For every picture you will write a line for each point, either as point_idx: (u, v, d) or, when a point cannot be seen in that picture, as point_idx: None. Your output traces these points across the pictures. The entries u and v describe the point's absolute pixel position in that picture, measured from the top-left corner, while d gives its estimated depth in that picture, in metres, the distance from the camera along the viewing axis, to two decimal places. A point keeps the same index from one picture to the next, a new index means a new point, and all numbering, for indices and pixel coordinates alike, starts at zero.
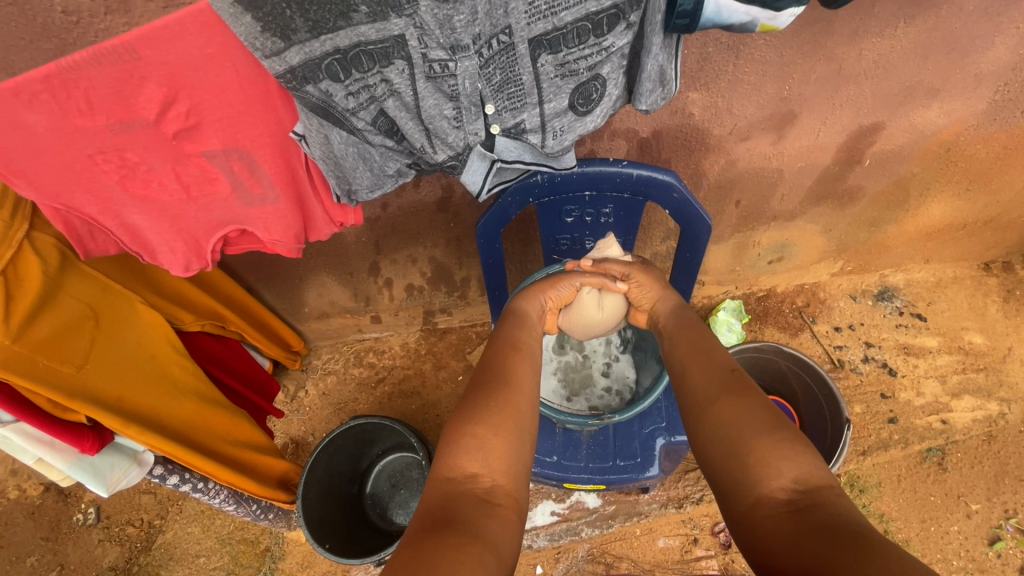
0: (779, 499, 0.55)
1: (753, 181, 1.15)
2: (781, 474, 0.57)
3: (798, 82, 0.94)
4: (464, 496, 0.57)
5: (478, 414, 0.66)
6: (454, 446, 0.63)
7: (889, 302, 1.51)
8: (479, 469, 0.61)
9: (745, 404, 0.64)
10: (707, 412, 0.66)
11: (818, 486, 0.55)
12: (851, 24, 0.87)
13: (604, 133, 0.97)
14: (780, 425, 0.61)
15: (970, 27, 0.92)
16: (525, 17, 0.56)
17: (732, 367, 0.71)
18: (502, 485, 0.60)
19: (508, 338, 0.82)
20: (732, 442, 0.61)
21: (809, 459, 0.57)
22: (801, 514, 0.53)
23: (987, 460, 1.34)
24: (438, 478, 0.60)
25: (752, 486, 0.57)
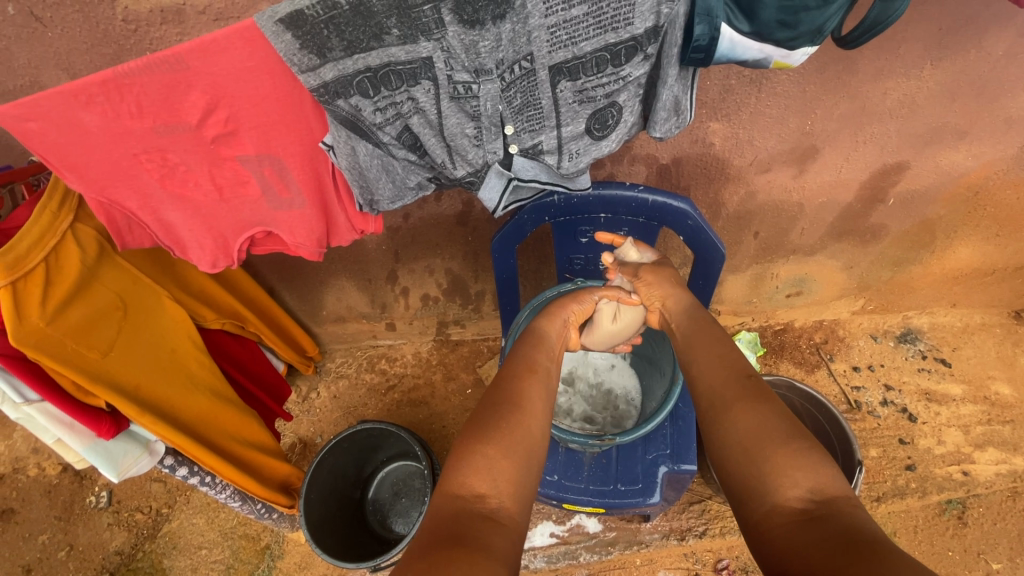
0: (794, 507, 0.54)
1: (773, 214, 1.26)
2: (796, 484, 0.55)
3: (819, 118, 1.03)
4: (470, 514, 0.58)
5: (489, 435, 0.67)
6: (462, 464, 0.64)
7: (912, 345, 1.62)
8: (487, 490, 0.61)
9: (765, 411, 0.63)
10: (724, 415, 0.65)
11: (834, 497, 0.54)
12: (875, 64, 0.95)
13: (624, 158, 1.10)
14: (798, 433, 0.60)
15: (1000, 72, 0.98)
16: (547, 45, 0.56)
17: (750, 371, 0.69)
18: (508, 507, 0.61)
19: (526, 358, 0.81)
20: (747, 448, 0.60)
21: (828, 469, 0.56)
22: (817, 523, 0.51)
23: (1009, 517, 1.40)
24: (448, 495, 0.61)
25: (767, 493, 0.56)
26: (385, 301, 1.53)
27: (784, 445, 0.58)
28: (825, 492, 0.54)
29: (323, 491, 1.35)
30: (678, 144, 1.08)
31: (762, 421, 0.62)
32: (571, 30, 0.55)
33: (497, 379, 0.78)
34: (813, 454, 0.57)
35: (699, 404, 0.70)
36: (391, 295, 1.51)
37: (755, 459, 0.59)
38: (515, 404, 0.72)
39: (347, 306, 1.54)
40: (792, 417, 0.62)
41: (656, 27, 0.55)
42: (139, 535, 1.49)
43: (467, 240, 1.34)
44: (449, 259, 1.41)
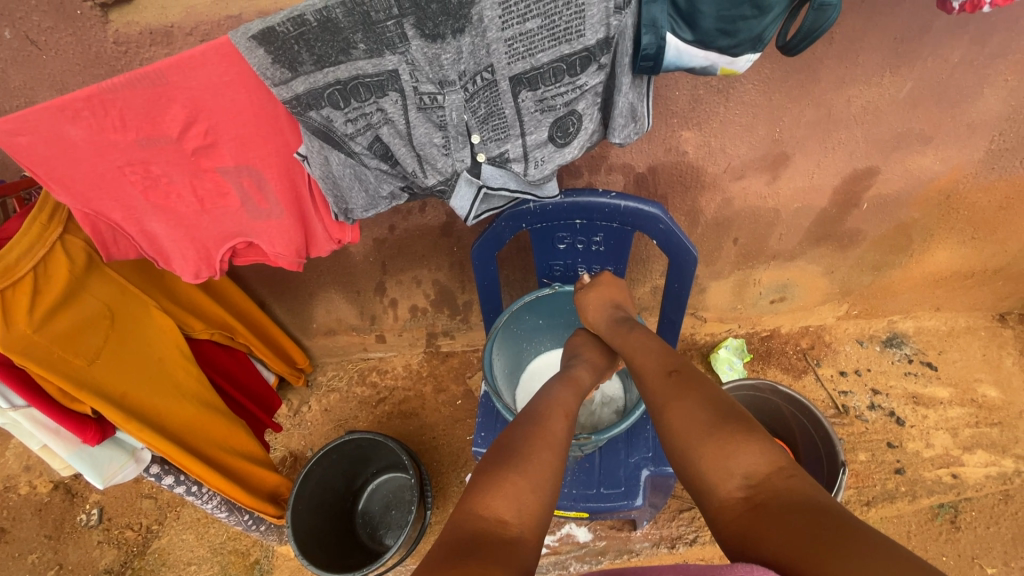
0: (736, 497, 0.58)
1: (750, 220, 1.29)
2: (732, 475, 0.59)
3: (787, 125, 1.07)
4: (482, 534, 0.59)
5: (519, 464, 0.68)
6: (488, 485, 0.65)
7: (898, 349, 1.63)
8: (510, 517, 0.61)
9: (700, 403, 0.68)
10: (664, 413, 0.70)
11: (767, 476, 0.58)
12: (836, 74, 0.99)
13: (601, 167, 1.13)
14: (722, 420, 0.65)
15: (958, 78, 1.02)
16: (506, 57, 0.59)
17: (670, 368, 0.77)
18: (527, 539, 0.60)
19: (560, 403, 0.82)
20: (680, 446, 0.65)
21: (755, 449, 0.60)
22: (756, 513, 0.55)
23: (1002, 520, 1.39)
24: (472, 515, 0.61)
25: (712, 493, 0.60)
26: (374, 313, 1.55)
27: (711, 435, 0.63)
28: (756, 474, 0.58)
29: (311, 503, 1.36)
30: (653, 154, 1.11)
31: (701, 417, 0.66)
32: (527, 42, 0.58)
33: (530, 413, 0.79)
34: (736, 438, 0.62)
35: (654, 400, 0.74)
36: (380, 307, 1.54)
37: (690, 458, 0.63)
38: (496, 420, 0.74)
39: (336, 318, 1.56)
40: (717, 407, 0.67)
41: (607, 38, 0.58)
42: (129, 553, 1.49)
43: (452, 251, 1.36)
44: (436, 270, 1.43)
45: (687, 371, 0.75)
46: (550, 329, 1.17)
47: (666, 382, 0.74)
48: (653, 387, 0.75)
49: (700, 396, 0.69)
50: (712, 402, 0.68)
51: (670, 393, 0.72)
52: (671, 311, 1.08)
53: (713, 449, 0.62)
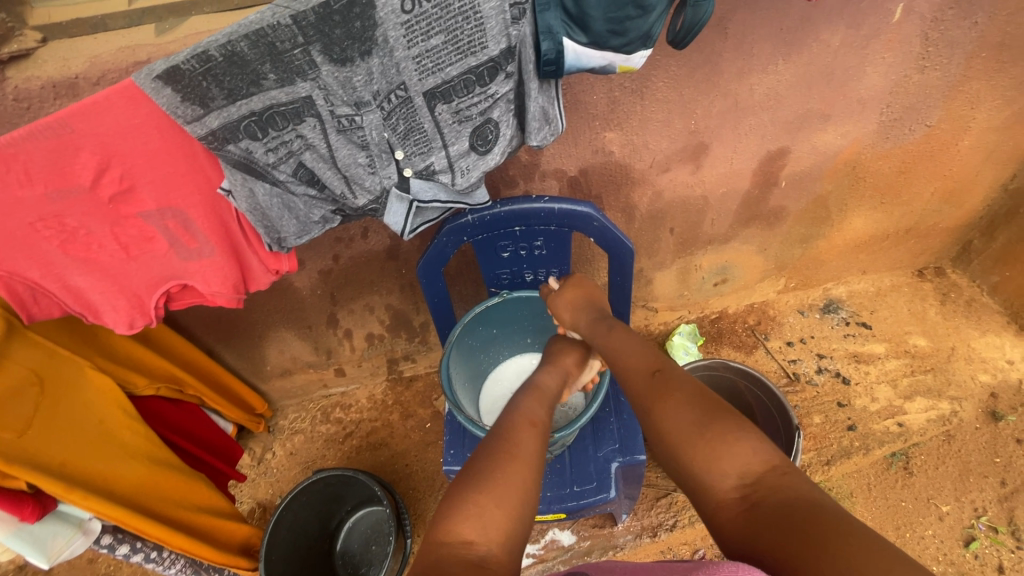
0: (733, 497, 0.59)
1: (682, 209, 1.36)
2: (727, 475, 0.60)
3: (700, 116, 1.14)
4: (453, 563, 0.58)
5: (483, 484, 0.66)
6: (454, 510, 0.63)
7: (835, 314, 1.73)
8: (476, 536, 0.61)
9: (688, 401, 0.68)
10: (649, 415, 0.70)
11: (762, 474, 0.59)
12: (735, 65, 1.07)
13: (535, 174, 1.17)
14: (709, 418, 0.64)
15: (842, 60, 1.12)
16: (416, 74, 0.62)
17: (654, 367, 0.75)
18: (496, 556, 0.60)
19: (526, 412, 0.79)
20: (668, 443, 0.66)
21: (747, 447, 0.61)
22: (752, 516, 0.56)
23: (948, 459, 1.50)
24: (435, 541, 0.61)
25: (707, 492, 0.61)
26: (330, 347, 1.53)
27: (700, 435, 0.63)
28: (750, 472, 0.59)
29: (284, 550, 1.31)
30: (582, 156, 1.16)
31: (684, 418, 0.66)
32: (434, 58, 0.61)
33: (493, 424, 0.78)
34: (726, 440, 0.62)
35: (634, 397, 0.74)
36: (335, 340, 1.51)
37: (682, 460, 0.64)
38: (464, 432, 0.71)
39: (290, 357, 1.53)
40: (704, 403, 0.66)
41: (509, 47, 0.61)
42: None
43: (401, 273, 1.36)
44: (387, 295, 1.42)
45: (669, 370, 0.73)
46: (505, 337, 1.19)
47: (650, 383, 0.73)
48: (633, 387, 0.75)
49: (683, 396, 0.68)
50: (699, 398, 0.67)
51: (655, 393, 0.71)
52: (618, 304, 1.13)
53: (704, 452, 0.62)
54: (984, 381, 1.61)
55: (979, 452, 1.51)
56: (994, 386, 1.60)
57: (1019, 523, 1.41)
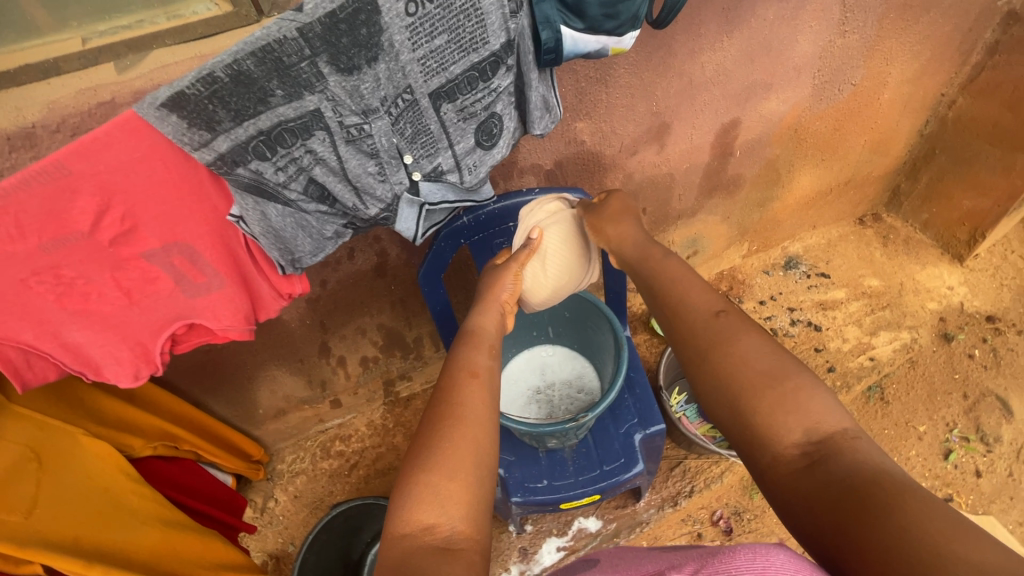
0: (793, 454, 0.59)
1: (652, 188, 1.43)
2: (792, 431, 0.60)
3: (661, 98, 1.21)
4: (421, 551, 0.59)
5: (432, 460, 0.66)
6: (410, 496, 0.63)
7: (796, 269, 1.87)
8: (436, 519, 0.61)
9: (760, 347, 0.67)
10: (712, 358, 0.68)
11: (830, 434, 0.59)
12: (687, 45, 1.14)
13: (513, 172, 1.20)
14: (780, 371, 0.64)
15: (777, 31, 1.21)
16: (422, 75, 0.63)
17: (715, 308, 0.74)
18: (470, 535, 0.61)
19: (466, 362, 0.79)
20: (728, 393, 0.65)
21: (820, 407, 0.61)
22: (815, 476, 0.56)
23: (916, 384, 1.67)
24: (396, 534, 0.61)
25: (767, 445, 0.61)
26: (324, 378, 1.48)
27: (770, 389, 0.63)
28: (818, 429, 0.60)
29: None
30: (557, 149, 1.21)
31: (756, 365, 0.65)
32: (438, 58, 0.62)
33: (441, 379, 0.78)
34: (790, 396, 0.62)
35: (689, 345, 0.72)
36: (329, 370, 1.47)
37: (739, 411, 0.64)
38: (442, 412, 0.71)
39: (283, 396, 1.47)
40: (775, 352, 0.66)
41: (508, 41, 0.63)
42: None
43: (390, 290, 1.35)
44: (378, 314, 1.40)
45: (734, 313, 0.72)
46: (512, 335, 1.19)
47: (713, 322, 0.72)
48: (692, 327, 0.73)
49: (748, 343, 0.68)
50: (771, 349, 0.67)
51: (719, 332, 0.70)
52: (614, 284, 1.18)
53: (765, 406, 0.62)
54: (932, 309, 1.80)
55: (941, 372, 1.69)
56: (942, 311, 1.80)
57: (985, 430, 1.60)
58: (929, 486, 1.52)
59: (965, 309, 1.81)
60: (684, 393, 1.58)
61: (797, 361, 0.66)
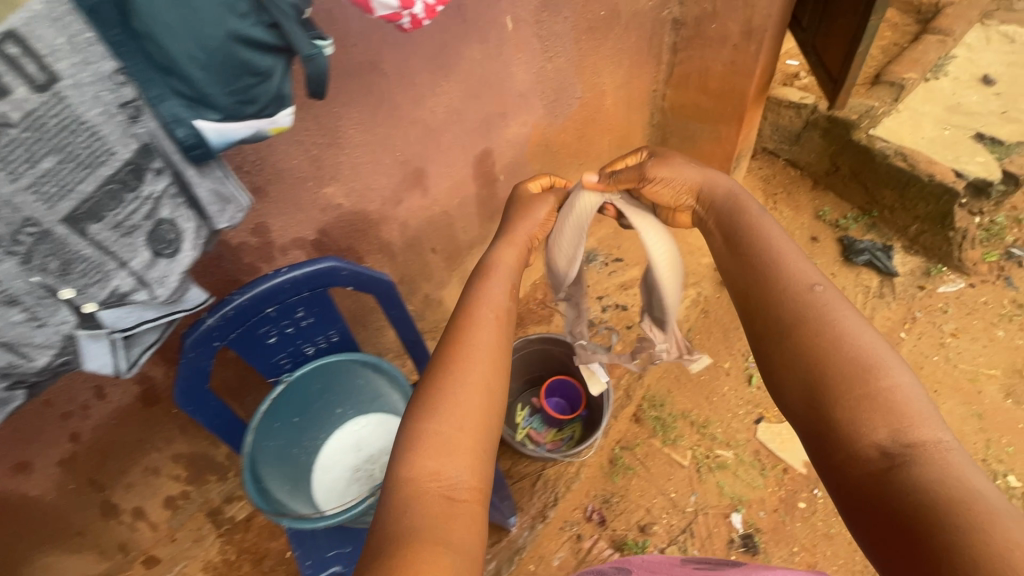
0: (874, 455, 0.67)
1: (433, 229, 1.47)
2: (876, 429, 0.69)
3: (404, 147, 1.24)
4: (429, 497, 0.71)
5: (440, 410, 0.78)
6: (420, 443, 0.75)
7: (595, 260, 2.08)
8: (440, 468, 0.73)
9: (868, 333, 0.77)
10: (805, 325, 0.81)
11: (920, 442, 0.66)
12: (408, 95, 1.18)
13: (274, 252, 1.16)
14: (873, 358, 0.74)
15: (490, 68, 1.32)
16: (41, 203, 0.55)
17: (811, 284, 0.86)
18: (466, 481, 0.74)
19: (484, 307, 0.93)
20: (814, 367, 0.77)
21: (913, 408, 0.69)
22: (892, 478, 0.64)
23: (712, 330, 1.98)
24: (403, 477, 0.73)
25: (852, 437, 0.70)
26: (122, 540, 1.25)
27: (862, 380, 0.72)
28: (907, 434, 0.67)
29: None
30: (313, 219, 1.19)
31: (856, 349, 0.75)
32: (56, 181, 0.55)
33: (462, 322, 0.92)
34: (878, 396, 0.70)
35: (774, 298, 0.87)
36: (126, 528, 1.25)
37: (825, 393, 0.74)
38: (458, 360, 0.85)
39: None
40: (879, 341, 0.76)
41: (143, 145, 0.59)
42: None
43: (174, 414, 1.18)
44: (169, 445, 1.22)
45: (830, 291, 0.84)
46: (313, 420, 1.11)
47: (807, 300, 0.84)
48: (786, 302, 0.85)
49: (846, 324, 0.79)
50: (884, 342, 0.76)
51: (820, 307, 0.82)
52: (407, 334, 1.14)
53: (852, 401, 0.72)
54: (706, 263, 2.12)
55: (727, 313, 2.01)
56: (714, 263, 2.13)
57: None
58: (745, 413, 1.80)
59: None
60: (528, 406, 1.64)
61: (898, 361, 0.74)
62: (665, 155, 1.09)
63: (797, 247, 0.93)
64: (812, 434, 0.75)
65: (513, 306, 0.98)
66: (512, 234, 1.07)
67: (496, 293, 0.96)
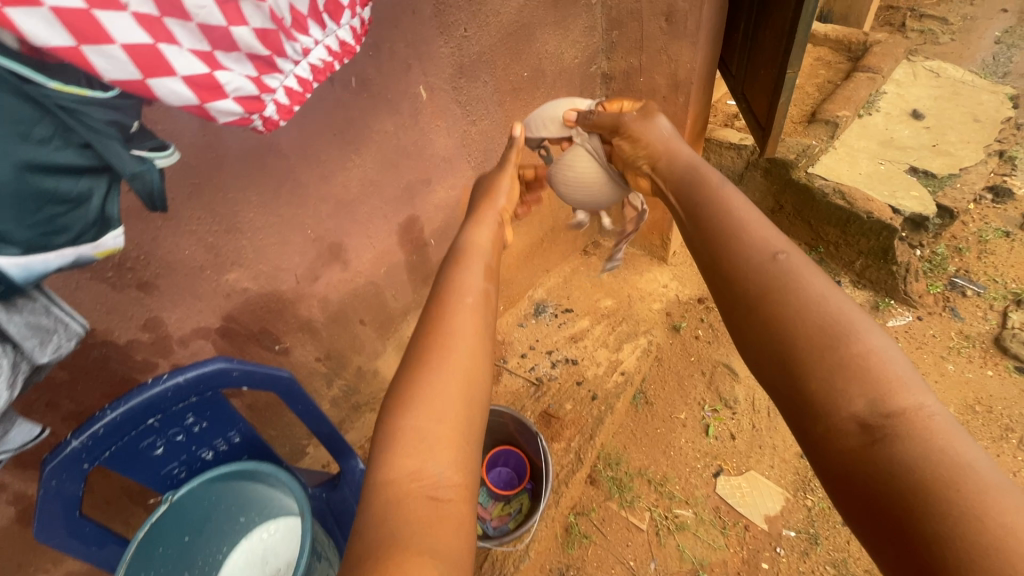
0: (853, 430, 0.63)
1: (359, 301, 1.40)
2: (854, 401, 0.64)
3: (314, 224, 1.19)
4: (411, 500, 0.67)
5: (413, 402, 0.75)
6: (394, 444, 0.71)
7: (545, 312, 2.04)
8: (417, 468, 0.70)
9: (837, 296, 0.73)
10: (771, 296, 0.77)
11: (903, 412, 0.61)
12: (315, 173, 1.13)
13: (172, 346, 1.08)
14: (843, 323, 0.69)
15: (406, 137, 1.29)
16: None
17: (773, 250, 0.82)
18: (450, 477, 0.70)
19: (459, 282, 0.91)
20: (785, 339, 0.73)
21: (891, 375, 0.64)
22: (875, 454, 0.60)
23: (667, 378, 1.92)
24: (380, 481, 0.69)
25: (830, 414, 0.66)
26: None
27: (835, 349, 0.68)
28: (887, 403, 0.62)
29: None
30: (217, 305, 1.11)
31: (822, 315, 0.71)
32: None
33: (434, 302, 0.89)
34: (852, 365, 0.66)
35: (741, 268, 0.83)
36: None
37: (798, 368, 0.71)
38: (440, 338, 0.82)
39: None
40: (845, 304, 0.72)
41: None
42: None
43: None
44: (59, 563, 1.10)
45: (795, 256, 0.79)
46: (210, 537, 1.05)
47: (770, 265, 0.80)
48: (750, 276, 0.81)
49: (814, 289, 0.74)
50: (852, 305, 0.72)
51: (784, 275, 0.78)
52: (315, 426, 1.08)
53: (825, 373, 0.68)
54: (658, 308, 2.08)
55: (681, 360, 1.96)
56: (665, 307, 2.09)
57: (726, 396, 1.86)
58: (703, 466, 1.74)
59: (681, 299, 2.11)
60: None
61: (870, 323, 0.69)
62: (648, 110, 1.18)
63: (762, 214, 0.90)
64: (789, 409, 0.72)
65: (490, 288, 0.94)
66: (481, 216, 1.09)
67: (467, 279, 0.91)
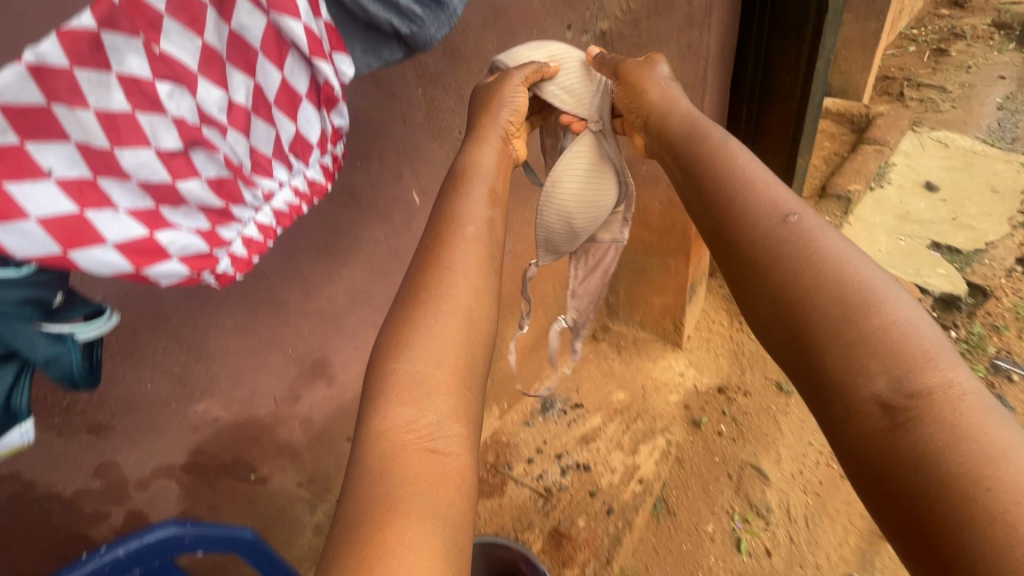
0: (874, 409, 0.55)
1: (347, 417, 1.28)
2: (875, 378, 0.56)
3: (295, 342, 1.10)
4: (414, 454, 0.59)
5: (408, 351, 0.68)
6: (385, 398, 0.64)
7: (553, 408, 1.90)
8: (415, 417, 0.63)
9: (859, 259, 0.65)
10: (778, 263, 0.69)
11: (932, 392, 0.53)
12: (297, 291, 1.06)
13: (129, 490, 0.96)
14: (864, 293, 0.61)
15: (397, 244, 1.22)
16: None
17: (783, 212, 0.72)
18: (451, 431, 0.63)
19: (455, 208, 0.82)
20: (795, 304, 0.65)
21: (918, 352, 0.56)
22: (897, 440, 0.53)
23: (690, 482, 1.72)
24: (378, 432, 0.61)
25: (851, 396, 0.57)
26: None
27: (852, 322, 0.60)
28: (911, 381, 0.54)
29: None
30: (183, 440, 1.00)
31: (839, 281, 0.63)
32: None
33: (429, 239, 0.81)
34: (871, 340, 0.58)
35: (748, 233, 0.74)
36: None
37: (812, 339, 0.63)
38: (438, 284, 0.75)
39: None
40: (864, 271, 0.63)
41: None
42: None
43: None
44: None
45: (808, 218, 0.71)
46: None
47: (778, 229, 0.71)
48: (755, 240, 0.73)
49: (831, 251, 0.66)
50: (876, 270, 0.63)
51: (794, 241, 0.69)
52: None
53: (843, 347, 0.59)
54: (675, 400, 1.92)
55: (704, 462, 1.77)
56: (683, 399, 1.91)
57: (756, 503, 1.66)
58: None
59: (700, 389, 1.93)
60: None
61: (895, 291, 0.61)
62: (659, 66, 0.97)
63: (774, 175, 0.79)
64: (803, 373, 0.64)
65: (496, 219, 0.84)
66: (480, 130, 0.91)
67: (471, 209, 0.82)
